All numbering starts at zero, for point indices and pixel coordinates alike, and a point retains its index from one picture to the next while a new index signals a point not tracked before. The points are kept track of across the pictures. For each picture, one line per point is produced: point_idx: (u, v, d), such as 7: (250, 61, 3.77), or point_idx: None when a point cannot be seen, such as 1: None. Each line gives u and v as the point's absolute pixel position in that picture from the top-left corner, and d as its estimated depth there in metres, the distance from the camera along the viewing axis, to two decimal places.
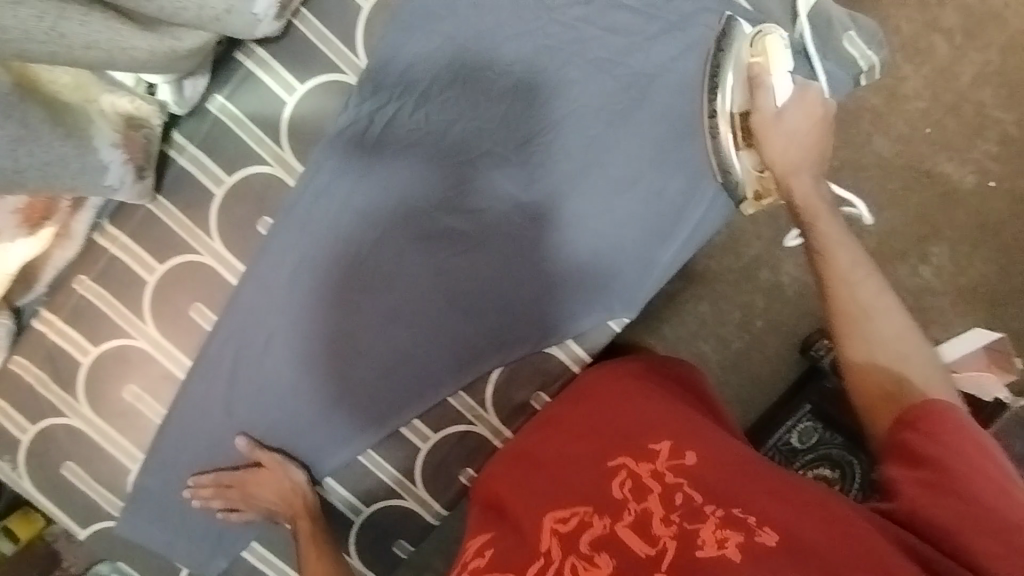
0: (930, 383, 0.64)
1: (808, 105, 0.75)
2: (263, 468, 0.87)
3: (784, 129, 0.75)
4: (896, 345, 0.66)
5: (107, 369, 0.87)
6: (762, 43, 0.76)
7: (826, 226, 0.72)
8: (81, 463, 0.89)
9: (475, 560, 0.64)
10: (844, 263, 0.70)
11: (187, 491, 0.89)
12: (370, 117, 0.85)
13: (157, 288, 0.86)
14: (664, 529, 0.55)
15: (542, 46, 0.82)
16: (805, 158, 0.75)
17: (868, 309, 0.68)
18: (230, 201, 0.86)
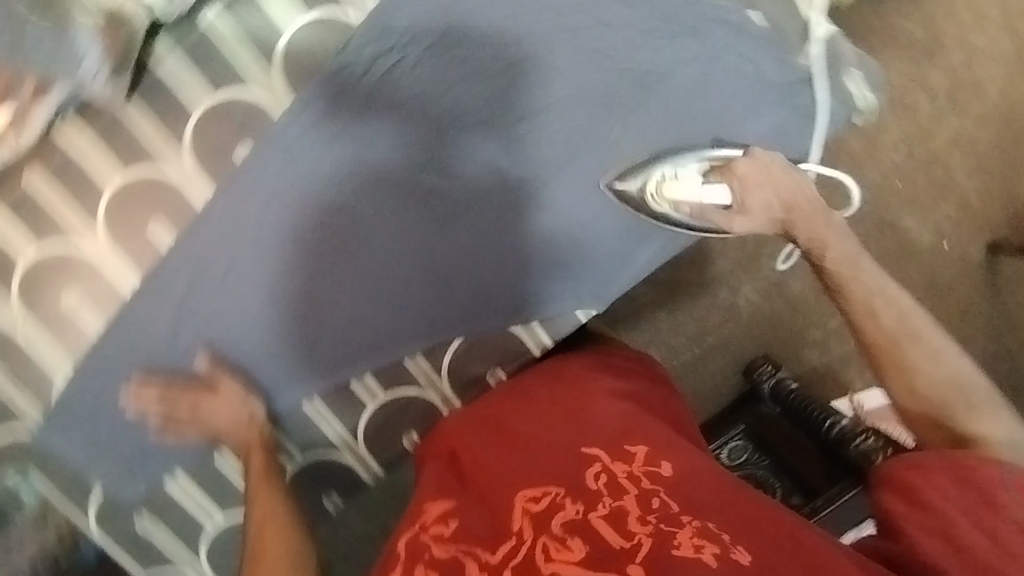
0: (935, 363, 0.71)
1: (751, 177, 0.80)
2: (219, 391, 0.83)
3: (748, 211, 0.82)
4: (939, 366, 0.71)
5: (47, 270, 0.82)
6: (664, 189, 0.82)
7: (870, 274, 0.76)
8: (0, 364, 0.83)
9: (437, 526, 0.65)
10: (863, 295, 0.75)
11: (132, 398, 0.84)
12: (369, 63, 0.80)
13: (117, 195, 0.81)
14: (641, 526, 0.59)
15: (558, 26, 0.79)
16: (772, 220, 0.83)
17: (901, 339, 0.73)
18: (208, 121, 0.81)
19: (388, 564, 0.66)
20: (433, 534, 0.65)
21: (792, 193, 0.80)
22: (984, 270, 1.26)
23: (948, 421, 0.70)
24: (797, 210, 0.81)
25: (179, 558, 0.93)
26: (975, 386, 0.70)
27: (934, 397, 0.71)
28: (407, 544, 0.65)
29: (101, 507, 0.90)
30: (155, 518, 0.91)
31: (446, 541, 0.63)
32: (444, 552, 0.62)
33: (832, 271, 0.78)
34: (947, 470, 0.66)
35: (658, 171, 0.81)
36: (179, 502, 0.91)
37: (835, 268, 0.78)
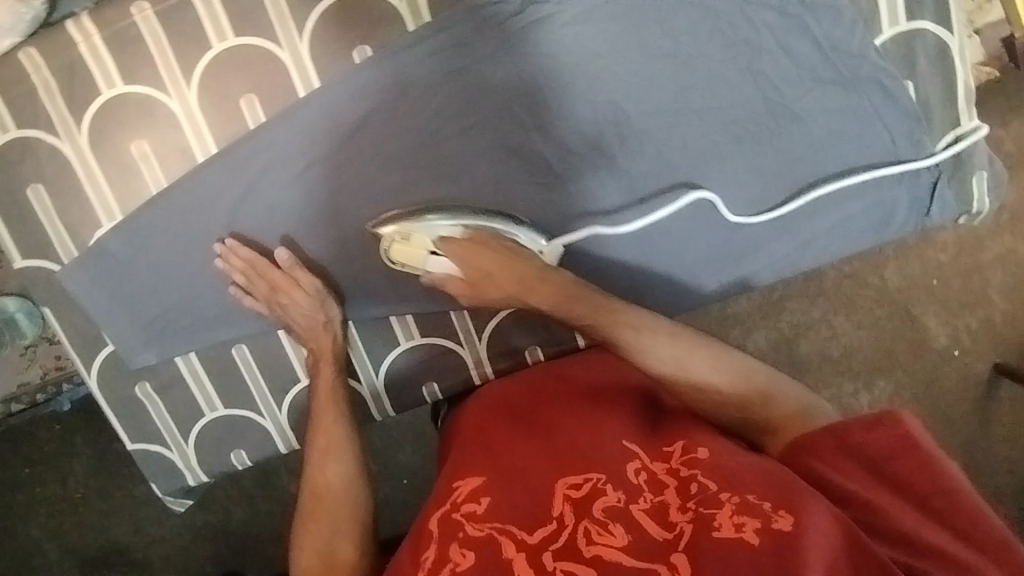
0: (695, 369, 0.74)
1: (488, 262, 0.75)
2: (299, 283, 0.80)
3: (480, 281, 0.76)
4: (717, 374, 0.74)
5: (125, 111, 0.78)
6: (402, 252, 0.76)
7: (568, 286, 0.76)
8: (50, 190, 0.80)
9: (470, 504, 0.67)
10: (627, 333, 0.76)
11: (217, 262, 0.81)
12: (522, 8, 0.75)
13: (219, 58, 0.77)
14: (681, 516, 0.61)
15: (720, 32, 0.75)
16: (513, 283, 0.76)
17: (657, 341, 0.75)
18: (338, 13, 0.76)
19: (420, 540, 0.67)
20: (464, 513, 0.66)
21: (527, 271, 0.76)
22: (982, 391, 1.17)
23: (750, 412, 0.73)
24: (552, 301, 0.77)
25: (171, 438, 0.90)
26: (753, 373, 0.74)
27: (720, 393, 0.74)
28: (439, 522, 0.67)
29: (105, 364, 0.87)
30: (156, 392, 0.88)
31: (478, 519, 0.65)
32: (479, 531, 0.64)
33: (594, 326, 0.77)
34: (828, 442, 0.66)
35: (397, 230, 0.76)
36: (182, 383, 0.88)
37: (596, 326, 0.77)
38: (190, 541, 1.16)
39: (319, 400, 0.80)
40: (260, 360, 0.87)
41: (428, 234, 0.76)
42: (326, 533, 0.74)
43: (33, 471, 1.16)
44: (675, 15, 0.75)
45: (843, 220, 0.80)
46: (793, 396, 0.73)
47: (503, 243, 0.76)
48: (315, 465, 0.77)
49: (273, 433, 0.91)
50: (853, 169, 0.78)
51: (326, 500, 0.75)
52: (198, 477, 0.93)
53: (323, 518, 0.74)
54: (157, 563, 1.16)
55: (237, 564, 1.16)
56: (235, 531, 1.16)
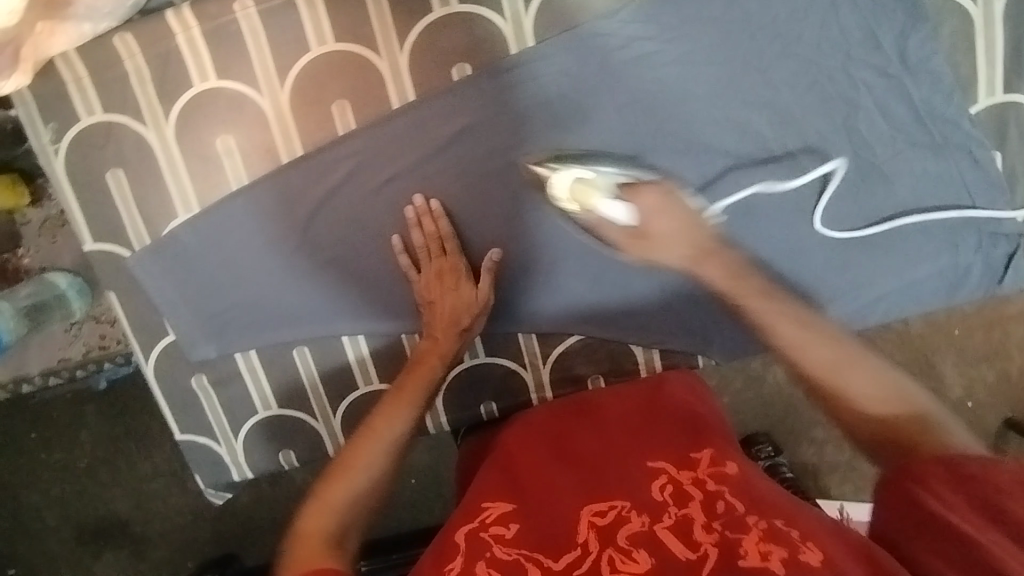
0: (848, 375, 0.60)
1: (648, 204, 0.66)
2: (474, 286, 0.79)
3: (653, 241, 0.66)
4: (875, 397, 0.59)
5: (214, 105, 0.77)
6: (580, 189, 0.71)
7: (801, 327, 0.62)
8: (130, 176, 0.79)
9: (497, 526, 0.63)
10: (798, 331, 0.62)
11: (409, 209, 0.79)
12: (628, 42, 0.75)
13: (317, 61, 0.76)
14: (706, 535, 0.58)
15: (819, 87, 0.75)
16: (685, 247, 0.65)
17: (854, 356, 0.60)
18: (441, 28, 0.76)
19: (440, 553, 0.62)
20: (491, 534, 0.62)
21: (695, 238, 0.65)
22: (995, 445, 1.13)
23: (911, 439, 0.56)
24: (743, 289, 0.64)
25: (221, 432, 0.90)
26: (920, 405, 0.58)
27: (871, 406, 0.59)
28: (464, 538, 0.62)
29: (163, 354, 0.86)
30: (211, 385, 0.87)
31: (506, 543, 0.62)
32: (505, 554, 0.60)
33: (754, 309, 0.63)
34: (938, 472, 0.53)
35: (575, 174, 0.72)
36: (239, 379, 0.88)
37: (760, 309, 0.63)
38: (189, 518, 1.12)
39: (407, 387, 0.72)
40: (320, 366, 0.87)
41: (607, 178, 0.70)
42: (339, 517, 0.61)
43: (38, 437, 1.11)
44: (778, 65, 0.75)
45: (914, 281, 0.81)
46: (957, 442, 0.55)
47: (670, 212, 0.65)
48: (360, 443, 0.66)
49: (324, 436, 0.90)
50: (935, 232, 0.79)
51: (348, 481, 0.63)
52: (243, 473, 0.92)
53: (340, 498, 0.62)
54: (153, 537, 1.12)
55: (236, 548, 1.12)
56: (238, 515, 1.12)
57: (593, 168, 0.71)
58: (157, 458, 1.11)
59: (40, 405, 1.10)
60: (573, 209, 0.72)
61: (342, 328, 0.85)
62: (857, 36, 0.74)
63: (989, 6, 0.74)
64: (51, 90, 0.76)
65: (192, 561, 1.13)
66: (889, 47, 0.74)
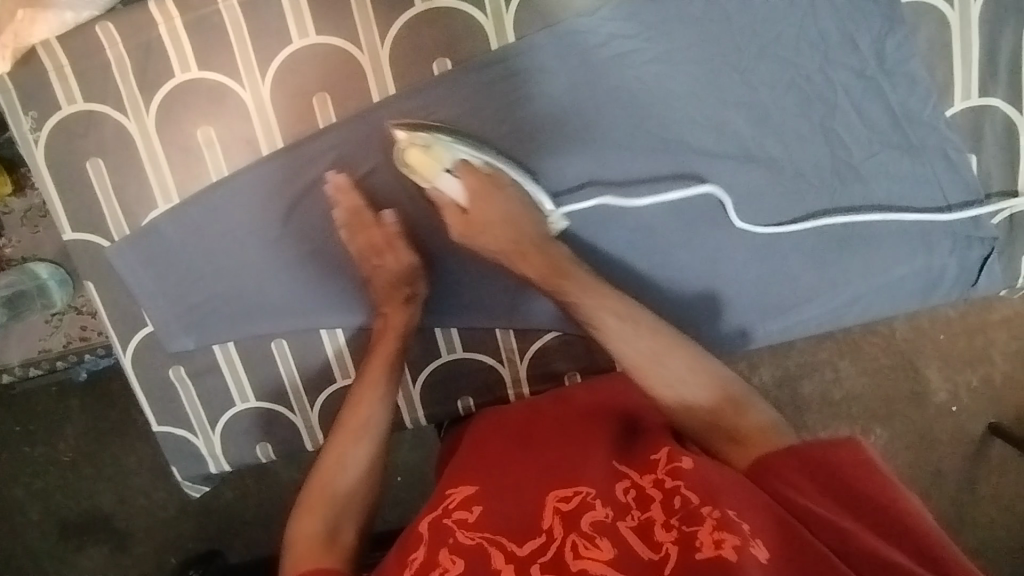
0: (662, 366, 0.68)
1: (479, 189, 0.73)
2: (399, 251, 0.78)
3: (481, 223, 0.74)
4: (691, 383, 0.67)
5: (195, 96, 0.77)
6: (418, 155, 0.73)
7: (613, 309, 0.71)
8: (110, 166, 0.79)
9: (460, 511, 0.63)
10: (619, 322, 0.70)
11: (331, 176, 0.78)
12: (608, 40, 0.76)
13: (299, 54, 0.77)
14: (666, 534, 0.56)
15: (797, 87, 0.76)
16: (510, 239, 0.73)
17: (666, 346, 0.69)
18: (423, 23, 0.76)
19: (405, 545, 0.62)
20: (455, 518, 0.62)
21: (522, 230, 0.73)
22: (974, 449, 1.12)
23: (728, 425, 0.66)
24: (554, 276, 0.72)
25: (198, 424, 0.89)
26: (731, 387, 0.68)
27: (699, 403, 0.67)
28: (429, 527, 0.63)
29: (141, 344, 0.86)
30: (189, 377, 0.87)
31: (469, 527, 0.61)
32: (468, 538, 0.60)
33: (580, 302, 0.71)
34: (791, 463, 0.61)
35: (416, 133, 0.74)
36: (217, 371, 0.87)
37: (587, 305, 0.71)
38: (173, 514, 1.12)
39: (370, 374, 0.74)
40: (298, 359, 0.87)
41: (458, 156, 0.74)
42: (327, 516, 0.65)
43: (23, 430, 1.10)
44: (755, 65, 0.76)
45: (891, 282, 0.81)
46: (766, 417, 0.66)
47: (502, 201, 0.73)
48: (339, 441, 0.70)
49: (302, 430, 0.90)
50: (912, 234, 0.79)
51: (331, 480, 0.68)
52: (220, 465, 0.92)
53: (326, 500, 0.66)
54: (136, 532, 1.12)
55: (219, 544, 1.12)
56: (220, 511, 1.12)
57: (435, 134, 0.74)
58: (140, 452, 1.10)
59: (23, 396, 1.10)
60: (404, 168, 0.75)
61: (320, 321, 0.85)
62: (834, 37, 0.75)
63: (966, 9, 0.75)
64: (29, 79, 0.76)
65: (174, 557, 1.12)
66: (866, 49, 0.75)
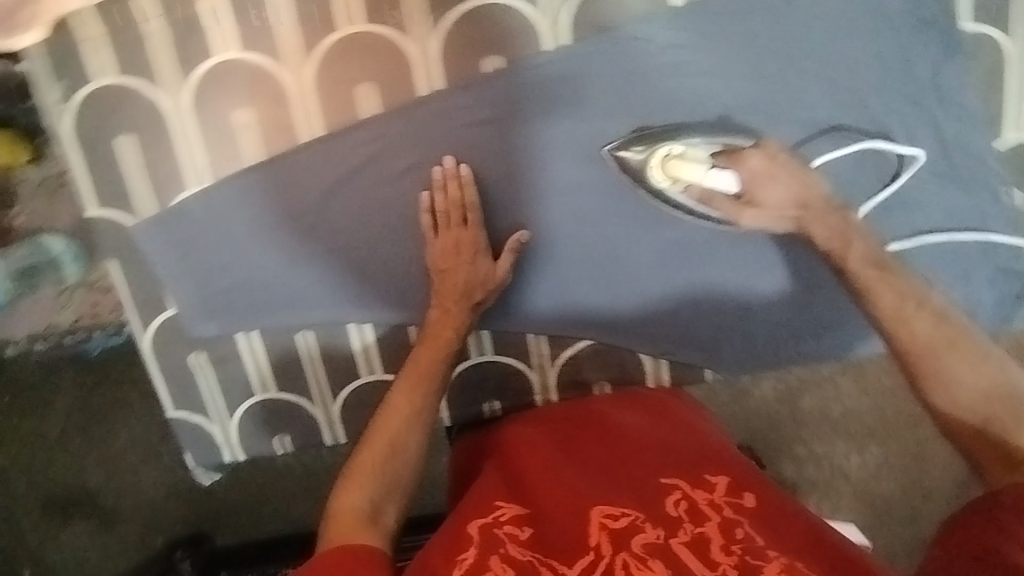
0: (947, 363, 0.63)
1: (756, 168, 0.73)
2: (492, 262, 0.77)
3: (762, 206, 0.73)
4: (978, 381, 0.62)
5: (235, 75, 0.75)
6: (671, 163, 0.74)
7: (886, 282, 0.68)
8: (140, 143, 0.76)
9: (512, 525, 0.63)
10: (892, 297, 0.67)
11: (437, 170, 0.77)
12: (664, 49, 0.74)
13: (347, 40, 0.74)
14: (725, 557, 0.58)
15: (852, 112, 0.75)
16: (796, 209, 0.73)
17: (954, 337, 0.64)
18: (477, 18, 0.74)
19: (453, 540, 0.62)
20: (505, 531, 0.63)
21: (801, 194, 0.73)
22: None
23: (994, 439, 0.60)
24: (833, 243, 0.71)
25: (215, 411, 0.87)
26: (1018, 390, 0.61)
27: (963, 402, 0.62)
28: (478, 530, 0.62)
29: (160, 328, 0.84)
30: (209, 363, 0.85)
31: (519, 543, 0.62)
32: (520, 554, 0.61)
33: (858, 273, 0.69)
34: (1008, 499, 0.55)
35: (664, 146, 0.75)
36: (238, 359, 0.85)
37: (862, 272, 0.69)
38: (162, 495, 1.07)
39: (423, 360, 0.74)
40: (323, 352, 0.85)
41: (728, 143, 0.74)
42: (372, 491, 0.65)
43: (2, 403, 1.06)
44: (811, 86, 0.75)
45: None
46: None
47: (779, 170, 0.73)
48: (387, 418, 0.70)
49: (322, 423, 0.89)
50: (952, 263, 0.79)
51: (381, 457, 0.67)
52: (235, 455, 0.90)
53: (371, 474, 0.66)
54: (123, 512, 1.07)
55: (209, 528, 1.07)
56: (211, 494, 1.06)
57: (669, 142, 0.74)
58: (133, 429, 1.05)
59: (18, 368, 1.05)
60: (661, 180, 0.76)
61: (348, 314, 0.83)
62: (893, 63, 0.74)
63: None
64: (63, 47, 0.73)
65: (161, 538, 1.08)
66: (922, 78, 0.75)
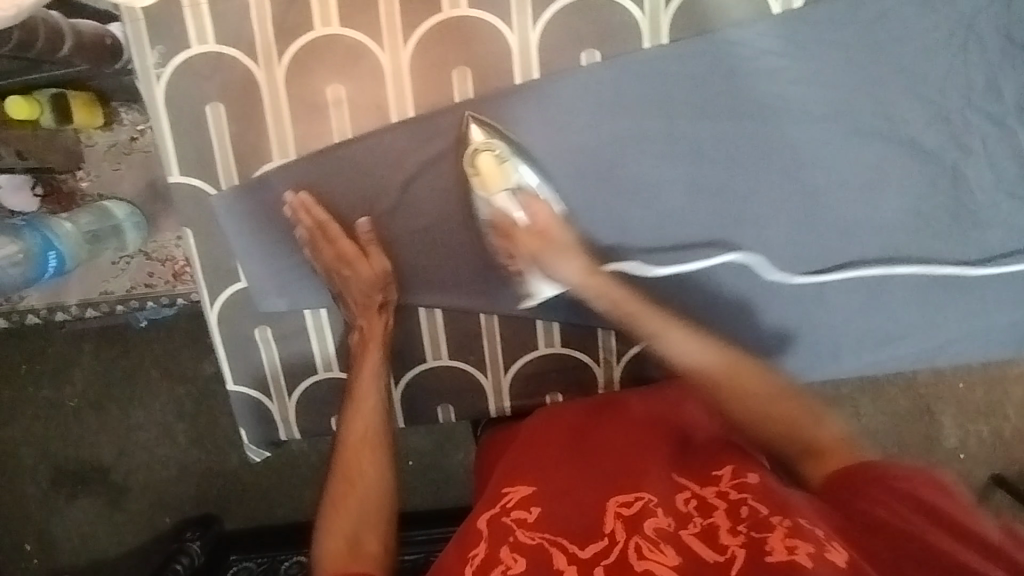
0: (744, 384, 0.65)
1: (542, 220, 0.74)
2: (370, 261, 0.76)
3: (550, 243, 0.74)
4: (772, 401, 0.64)
5: (332, 52, 0.75)
6: (488, 162, 0.75)
7: (670, 332, 0.69)
8: (229, 112, 0.76)
9: (519, 511, 0.59)
10: (689, 342, 0.68)
11: (285, 209, 0.78)
12: (759, 55, 0.75)
13: (446, 25, 0.75)
14: (731, 538, 0.53)
15: (936, 129, 0.77)
16: (578, 265, 0.73)
17: (741, 369, 0.66)
18: (579, 12, 0.75)
19: (464, 543, 0.59)
20: (514, 518, 0.58)
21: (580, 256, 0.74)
22: None
23: (804, 438, 0.62)
24: (616, 297, 0.72)
25: (276, 388, 0.87)
26: (806, 396, 0.65)
27: (768, 420, 0.64)
28: (487, 524, 0.59)
29: (230, 300, 0.83)
30: (274, 338, 0.85)
31: (529, 527, 0.57)
32: (529, 538, 0.56)
33: (635, 318, 0.71)
34: (866, 476, 0.57)
35: (495, 141, 0.76)
36: (302, 336, 0.85)
37: (652, 320, 0.70)
38: (174, 474, 1.08)
39: (363, 378, 0.71)
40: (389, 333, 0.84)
41: (524, 187, 0.76)
42: (352, 520, 0.62)
43: (31, 369, 1.06)
44: (901, 100, 0.76)
45: (987, 329, 0.82)
46: (840, 429, 0.63)
47: (556, 224, 0.74)
48: (350, 450, 0.67)
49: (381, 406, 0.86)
50: (1019, 283, 0.80)
51: (355, 484, 0.64)
52: (290, 433, 0.89)
53: (346, 506, 0.63)
54: (133, 487, 1.08)
55: (217, 510, 1.09)
56: (222, 472, 1.08)
57: (492, 134, 0.76)
58: (158, 406, 1.06)
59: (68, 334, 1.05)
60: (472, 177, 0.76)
61: (418, 300, 0.81)
62: (981, 85, 0.76)
63: None
64: (161, 11, 0.73)
65: (167, 517, 1.09)
66: (1009, 99, 0.76)
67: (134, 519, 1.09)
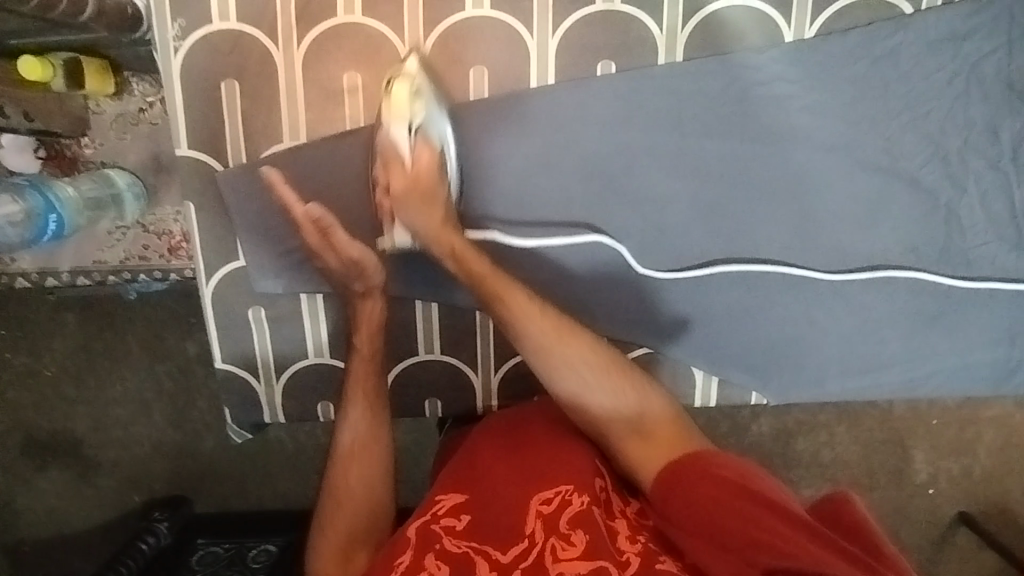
0: (568, 353, 0.65)
1: (423, 165, 0.71)
2: (344, 250, 0.71)
3: (417, 188, 0.70)
4: (595, 371, 0.65)
5: (353, 40, 0.76)
6: (402, 96, 0.72)
7: (515, 297, 0.66)
8: (243, 91, 0.77)
9: (449, 518, 0.62)
10: (524, 301, 0.66)
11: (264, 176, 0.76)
12: (769, 80, 0.77)
13: (467, 23, 0.76)
14: (629, 546, 0.60)
15: (933, 166, 0.79)
16: (440, 218, 0.70)
17: (571, 332, 0.66)
18: (598, 22, 0.76)
19: (393, 548, 0.62)
20: (443, 526, 0.62)
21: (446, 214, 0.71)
22: None
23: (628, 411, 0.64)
24: (483, 273, 0.68)
25: (264, 370, 0.86)
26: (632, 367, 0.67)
27: (594, 403, 0.65)
28: (417, 531, 0.61)
29: (226, 277, 0.83)
30: (267, 320, 0.85)
31: (456, 534, 0.61)
32: (456, 546, 0.60)
33: (491, 280, 0.67)
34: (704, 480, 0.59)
35: (417, 79, 0.73)
36: (295, 320, 0.85)
37: (497, 278, 0.68)
38: (148, 451, 1.07)
39: (356, 388, 0.70)
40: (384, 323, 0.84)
41: (428, 129, 0.73)
42: (340, 539, 0.67)
43: (7, 335, 1.04)
44: (902, 136, 0.78)
45: (965, 364, 0.84)
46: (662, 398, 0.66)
47: (434, 173, 0.71)
48: (346, 467, 0.69)
49: None
50: (999, 322, 0.83)
51: (348, 504, 0.68)
52: (275, 417, 0.88)
53: (338, 526, 0.67)
54: (103, 463, 1.07)
55: (186, 489, 1.08)
56: (197, 455, 1.07)
57: (417, 71, 0.74)
58: (139, 382, 1.05)
59: (57, 301, 1.03)
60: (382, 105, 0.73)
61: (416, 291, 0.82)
62: (980, 127, 0.78)
63: None
64: None
65: (137, 495, 1.08)
66: (1005, 142, 0.78)
67: (104, 496, 1.08)
